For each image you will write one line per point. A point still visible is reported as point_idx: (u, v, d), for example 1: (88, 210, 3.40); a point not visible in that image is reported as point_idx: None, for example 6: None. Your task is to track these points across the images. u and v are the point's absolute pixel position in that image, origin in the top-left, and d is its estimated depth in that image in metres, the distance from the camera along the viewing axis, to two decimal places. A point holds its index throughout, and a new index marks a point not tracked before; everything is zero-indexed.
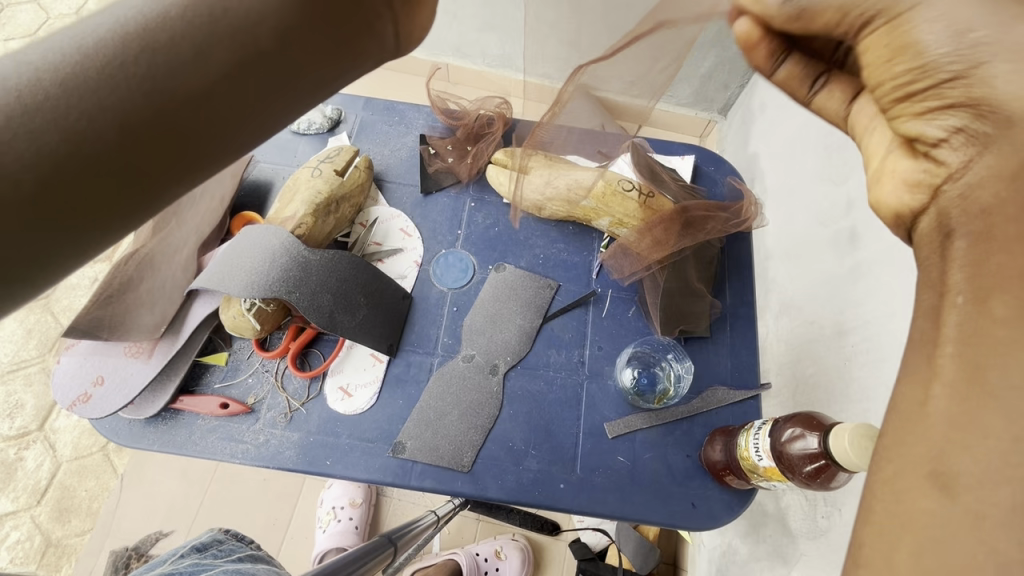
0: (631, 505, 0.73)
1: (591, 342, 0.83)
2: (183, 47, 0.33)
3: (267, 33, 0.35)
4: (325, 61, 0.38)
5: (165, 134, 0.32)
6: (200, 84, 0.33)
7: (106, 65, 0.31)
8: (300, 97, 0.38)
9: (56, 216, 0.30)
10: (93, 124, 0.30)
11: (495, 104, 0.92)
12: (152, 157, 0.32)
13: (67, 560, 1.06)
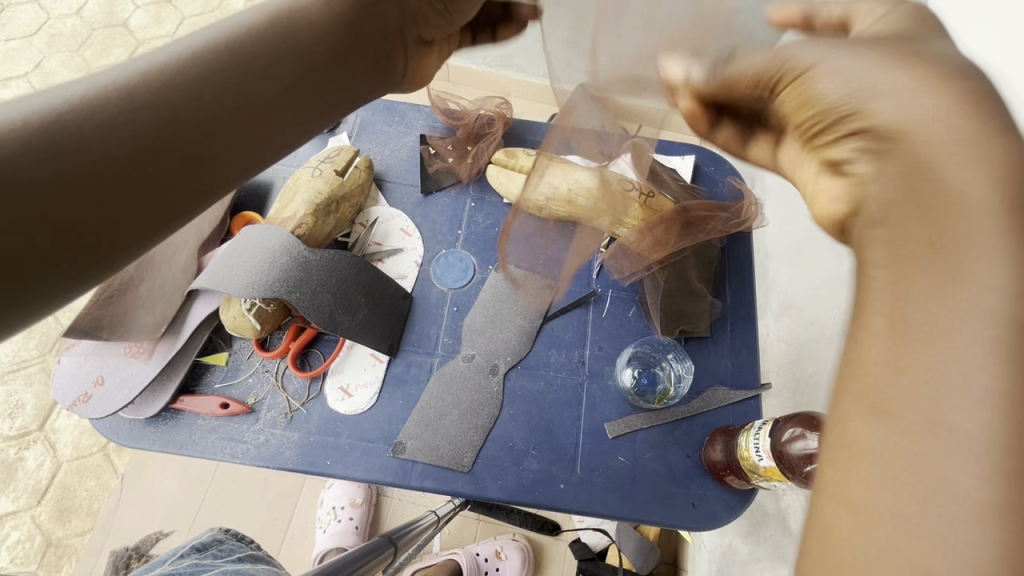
0: (631, 506, 0.73)
1: (591, 342, 0.83)
2: (253, 62, 0.44)
3: (316, 52, 0.47)
4: (352, 81, 0.49)
5: (235, 124, 0.43)
6: (261, 89, 0.45)
7: (186, 75, 0.42)
8: (336, 105, 0.50)
9: (146, 189, 0.40)
10: (182, 122, 0.41)
11: (495, 105, 0.94)
12: (218, 149, 0.43)
13: (68, 560, 1.06)
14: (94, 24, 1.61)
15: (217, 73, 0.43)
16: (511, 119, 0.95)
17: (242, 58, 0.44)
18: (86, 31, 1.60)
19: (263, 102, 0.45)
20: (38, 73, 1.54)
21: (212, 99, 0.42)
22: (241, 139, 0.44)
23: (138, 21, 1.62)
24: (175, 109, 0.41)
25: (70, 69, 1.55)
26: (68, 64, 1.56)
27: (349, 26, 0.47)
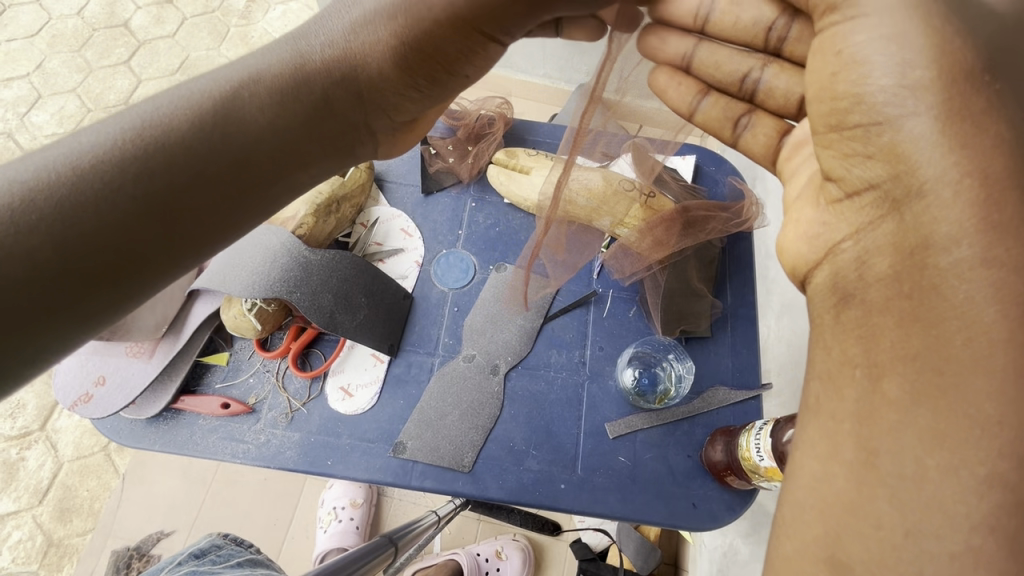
0: (631, 505, 0.73)
1: (591, 342, 0.83)
2: (195, 148, 0.43)
3: (266, 136, 0.46)
4: (308, 162, 0.50)
5: (186, 211, 0.42)
6: (214, 175, 0.43)
7: (123, 168, 0.40)
8: (296, 183, 0.50)
9: (106, 280, 0.39)
10: (143, 214, 0.40)
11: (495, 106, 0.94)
12: (182, 235, 0.42)
13: (69, 559, 1.06)
14: (96, 25, 1.61)
15: (177, 159, 0.42)
16: (512, 120, 0.95)
17: (202, 143, 0.43)
18: (87, 32, 1.60)
19: (229, 184, 0.44)
20: (39, 74, 1.54)
21: (172, 188, 0.41)
22: (208, 219, 0.44)
23: (140, 21, 1.62)
24: (135, 198, 0.40)
25: (71, 70, 1.55)
26: (70, 64, 1.56)
27: (303, 115, 0.48)
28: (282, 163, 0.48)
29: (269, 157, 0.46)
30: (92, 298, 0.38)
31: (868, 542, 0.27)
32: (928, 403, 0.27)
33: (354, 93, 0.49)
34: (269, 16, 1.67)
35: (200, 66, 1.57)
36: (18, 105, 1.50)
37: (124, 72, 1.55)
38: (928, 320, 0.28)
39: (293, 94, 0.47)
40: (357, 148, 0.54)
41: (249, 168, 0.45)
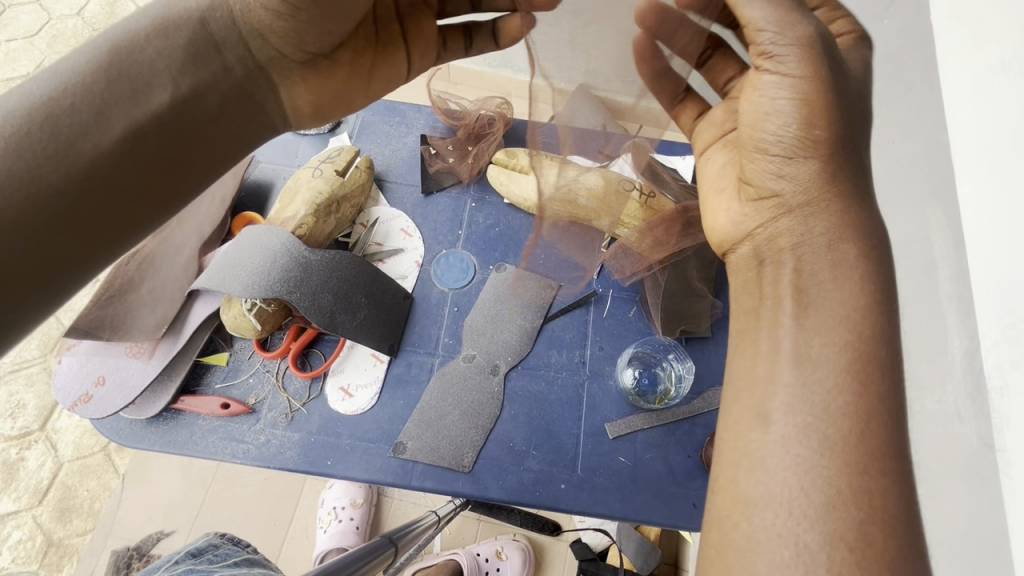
0: (632, 507, 0.72)
1: (591, 342, 0.82)
2: (97, 100, 0.44)
3: (163, 76, 0.46)
4: (220, 101, 0.49)
5: (107, 162, 0.44)
6: (122, 124, 0.44)
7: (37, 127, 0.42)
8: (216, 125, 0.49)
9: (50, 235, 0.42)
10: (64, 168, 0.42)
11: (495, 106, 0.94)
12: (110, 185, 0.44)
13: (69, 559, 1.06)
14: (96, 26, 1.61)
15: (88, 120, 0.43)
16: (512, 120, 0.95)
17: (108, 101, 0.44)
18: (87, 32, 1.60)
19: (145, 139, 0.45)
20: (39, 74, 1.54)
21: (83, 141, 0.43)
22: (136, 177, 0.46)
23: None
24: (52, 161, 0.42)
25: None
26: None
27: (191, 52, 0.46)
28: (192, 112, 0.48)
29: (176, 105, 0.47)
30: (44, 264, 0.42)
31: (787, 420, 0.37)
32: (810, 317, 0.39)
33: (235, 27, 0.47)
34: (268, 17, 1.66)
35: None
36: None
37: None
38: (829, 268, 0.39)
39: (174, 31, 0.46)
40: (262, 98, 0.51)
41: (159, 121, 0.46)
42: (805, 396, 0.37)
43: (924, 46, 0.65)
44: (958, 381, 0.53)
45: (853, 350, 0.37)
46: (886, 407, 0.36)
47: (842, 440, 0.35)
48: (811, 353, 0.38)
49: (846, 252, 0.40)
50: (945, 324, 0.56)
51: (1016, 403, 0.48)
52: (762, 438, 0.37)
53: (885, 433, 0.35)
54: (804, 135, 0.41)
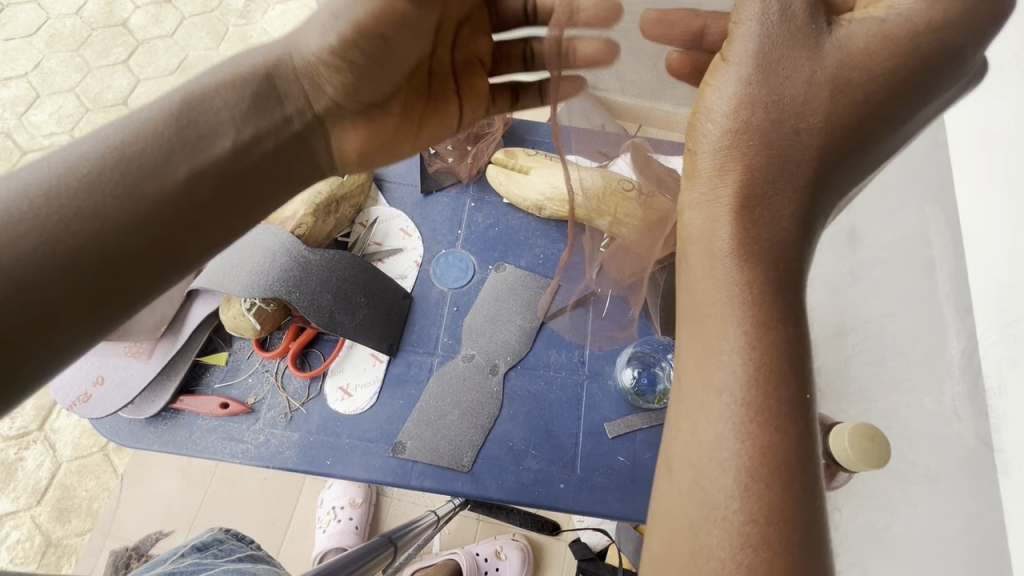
0: (631, 506, 0.73)
1: (581, 339, 0.81)
2: (164, 146, 0.43)
3: (226, 123, 0.46)
4: (277, 143, 0.48)
5: (172, 203, 0.42)
6: (186, 166, 0.43)
7: (107, 173, 0.41)
8: (272, 169, 0.48)
9: (106, 277, 0.39)
10: (130, 210, 0.41)
11: None
12: (171, 227, 0.42)
13: (68, 560, 1.06)
14: (94, 24, 1.61)
15: (154, 163, 0.42)
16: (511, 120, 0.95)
17: (175, 146, 0.43)
18: (86, 31, 1.60)
19: (207, 181, 0.44)
20: (38, 73, 1.54)
21: (149, 184, 0.42)
22: (191, 221, 0.43)
23: (139, 20, 1.62)
24: (118, 204, 0.40)
25: (70, 70, 1.55)
26: (68, 64, 1.56)
27: (253, 101, 0.47)
28: (254, 160, 0.47)
29: (240, 151, 0.46)
30: (85, 308, 0.39)
31: (688, 470, 0.32)
32: (708, 340, 0.33)
33: (300, 83, 0.48)
34: (267, 16, 1.65)
35: (197, 66, 1.56)
36: (17, 105, 1.50)
37: (124, 71, 1.55)
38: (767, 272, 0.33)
39: (241, 85, 0.47)
40: (314, 147, 0.51)
41: (222, 166, 0.45)
42: (690, 449, 0.32)
43: None
44: (956, 381, 0.54)
45: (741, 400, 0.31)
46: (775, 467, 0.30)
47: (724, 502, 0.30)
48: (694, 398, 0.33)
49: (734, 281, 0.33)
50: (943, 324, 0.56)
51: (1014, 401, 0.48)
52: (668, 490, 0.33)
53: (790, 483, 0.30)
54: (758, 104, 0.35)
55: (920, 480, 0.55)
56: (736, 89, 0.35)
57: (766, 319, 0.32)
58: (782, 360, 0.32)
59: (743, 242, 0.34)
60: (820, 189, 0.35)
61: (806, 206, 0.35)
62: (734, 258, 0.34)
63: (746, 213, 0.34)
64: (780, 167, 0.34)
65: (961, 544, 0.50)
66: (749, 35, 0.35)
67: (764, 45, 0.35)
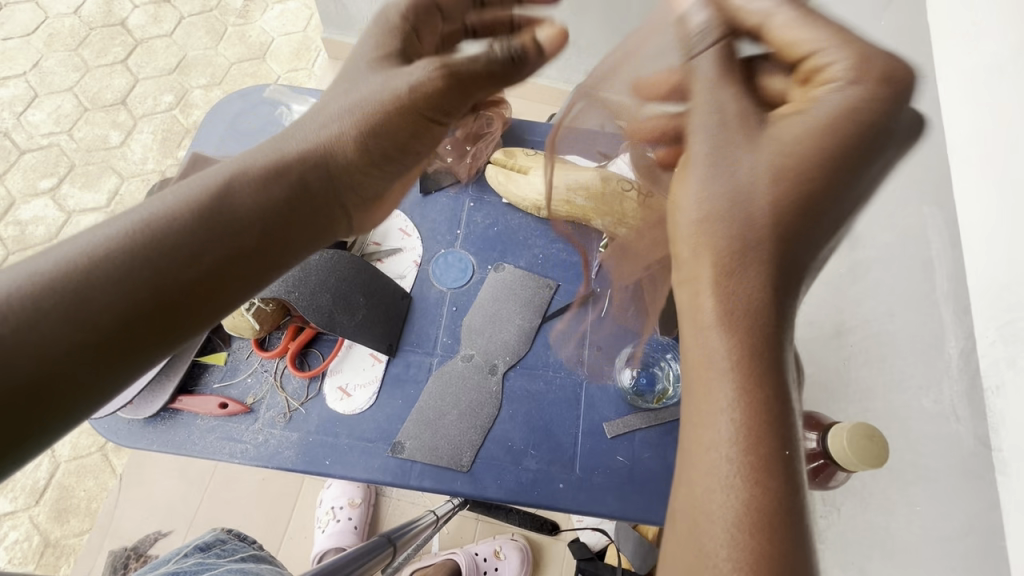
0: (631, 505, 0.73)
1: (580, 338, 0.82)
2: (197, 230, 0.41)
3: (261, 204, 0.43)
4: (311, 225, 0.46)
5: (198, 287, 0.40)
6: (216, 247, 0.41)
7: (136, 255, 0.38)
8: (301, 246, 0.46)
9: (127, 359, 0.38)
10: (157, 296, 0.38)
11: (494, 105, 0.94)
12: (198, 307, 0.40)
13: (65, 560, 1.06)
14: (92, 24, 1.61)
15: (186, 250, 0.40)
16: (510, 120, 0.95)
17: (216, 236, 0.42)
18: (84, 31, 1.59)
19: (235, 261, 0.42)
20: (37, 73, 1.54)
21: (179, 269, 0.39)
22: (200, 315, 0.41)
23: (137, 20, 1.62)
24: (147, 291, 0.38)
25: (68, 69, 1.54)
26: (66, 63, 1.55)
27: (292, 185, 0.45)
28: (282, 249, 0.44)
29: (273, 241, 0.44)
30: (65, 401, 0.35)
31: (695, 517, 0.32)
32: (698, 386, 0.35)
33: (331, 179, 0.46)
34: (266, 16, 1.65)
35: (195, 67, 1.56)
36: (15, 105, 1.50)
37: (122, 71, 1.55)
38: (757, 332, 0.35)
39: (283, 168, 0.45)
40: (339, 231, 0.49)
41: (250, 254, 0.42)
42: (694, 503, 0.33)
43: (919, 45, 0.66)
44: (954, 380, 0.53)
45: (740, 460, 0.32)
46: (769, 524, 0.30)
47: (722, 567, 0.30)
48: (694, 443, 0.34)
49: (730, 345, 0.34)
50: (942, 324, 0.55)
51: (1012, 402, 0.45)
52: (677, 535, 0.33)
53: (782, 525, 0.31)
54: (721, 191, 0.37)
55: (919, 480, 0.56)
56: (698, 185, 0.38)
57: (762, 382, 0.33)
58: (778, 422, 0.33)
59: (731, 302, 0.35)
60: (798, 246, 0.37)
61: (783, 262, 0.36)
62: (721, 313, 0.35)
63: (732, 276, 0.36)
64: (755, 237, 0.36)
65: (960, 543, 0.50)
66: (704, 131, 0.39)
67: (714, 142, 0.39)
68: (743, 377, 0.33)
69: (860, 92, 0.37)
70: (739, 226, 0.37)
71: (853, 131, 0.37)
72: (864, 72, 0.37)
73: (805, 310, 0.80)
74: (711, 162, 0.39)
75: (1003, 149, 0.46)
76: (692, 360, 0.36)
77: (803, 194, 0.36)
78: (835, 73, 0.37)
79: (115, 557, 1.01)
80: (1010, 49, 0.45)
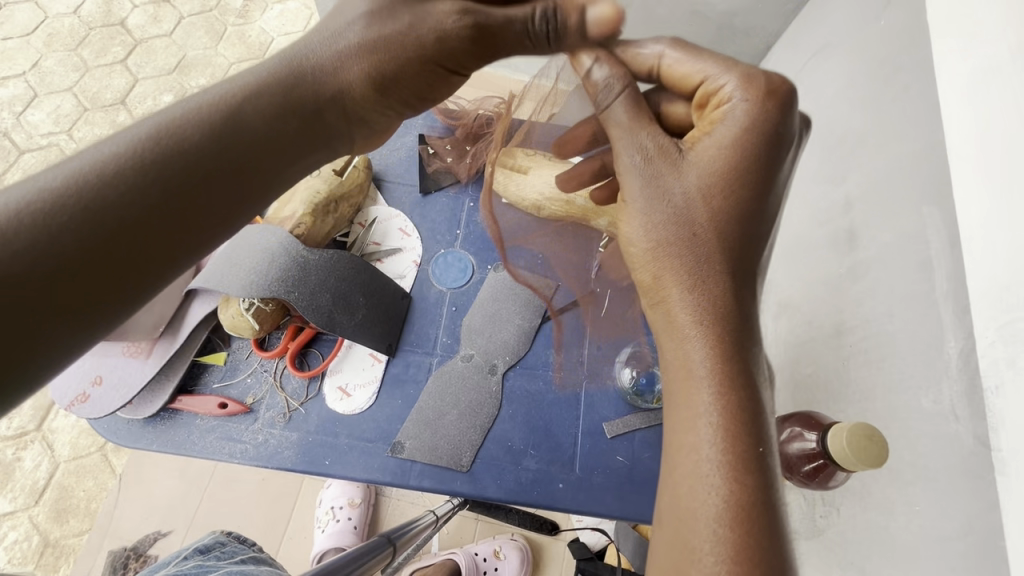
0: (631, 505, 0.73)
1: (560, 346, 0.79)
2: (191, 146, 0.42)
3: (252, 118, 0.45)
4: (299, 142, 0.47)
5: (189, 193, 0.42)
6: (207, 154, 0.43)
7: (132, 169, 0.40)
8: (289, 159, 0.47)
9: (128, 267, 0.40)
10: (153, 206, 0.40)
11: (495, 102, 0.87)
12: (193, 218, 0.42)
13: (65, 560, 1.06)
14: (92, 24, 1.60)
15: (181, 156, 0.42)
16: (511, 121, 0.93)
17: (201, 136, 0.43)
18: (83, 31, 1.59)
19: (226, 172, 0.44)
20: (36, 73, 1.54)
21: (175, 183, 0.41)
22: (203, 210, 0.43)
23: (136, 20, 1.61)
24: (145, 203, 0.40)
25: (66, 69, 1.54)
26: (66, 63, 1.55)
27: (283, 104, 0.46)
28: (274, 146, 0.46)
29: (262, 139, 0.45)
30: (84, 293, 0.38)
31: (682, 514, 0.36)
32: (678, 394, 0.39)
33: (320, 110, 0.47)
34: (266, 16, 1.65)
35: (195, 67, 1.56)
36: (14, 105, 1.50)
37: (122, 71, 1.55)
38: (724, 340, 0.39)
39: (269, 89, 0.46)
40: (335, 138, 0.50)
41: (244, 153, 0.44)
42: (680, 503, 0.37)
43: (919, 44, 0.66)
44: (953, 380, 0.53)
45: (722, 459, 0.36)
46: (750, 513, 0.35)
47: (709, 562, 0.34)
48: (677, 446, 0.38)
49: (707, 352, 0.38)
50: (941, 324, 0.56)
51: (1012, 402, 0.45)
52: (667, 529, 0.37)
53: (758, 515, 0.35)
54: (659, 220, 0.41)
55: (920, 480, 0.55)
56: (642, 220, 0.42)
57: (734, 382, 0.38)
58: (751, 421, 0.37)
59: (699, 318, 0.39)
60: (746, 255, 0.41)
61: (735, 274, 0.41)
62: (695, 326, 0.39)
63: (696, 289, 0.40)
64: (707, 256, 0.40)
65: (960, 543, 0.50)
66: (629, 166, 0.43)
67: (646, 177, 0.42)
68: (716, 383, 0.38)
69: (754, 107, 0.41)
70: (687, 247, 0.41)
71: (768, 145, 0.41)
72: (751, 89, 0.42)
73: (805, 310, 0.80)
74: (644, 196, 0.42)
75: (1002, 147, 0.46)
76: (672, 371, 0.40)
77: (742, 206, 0.41)
78: (727, 93, 0.42)
79: (115, 557, 1.02)
80: (1009, 49, 0.45)
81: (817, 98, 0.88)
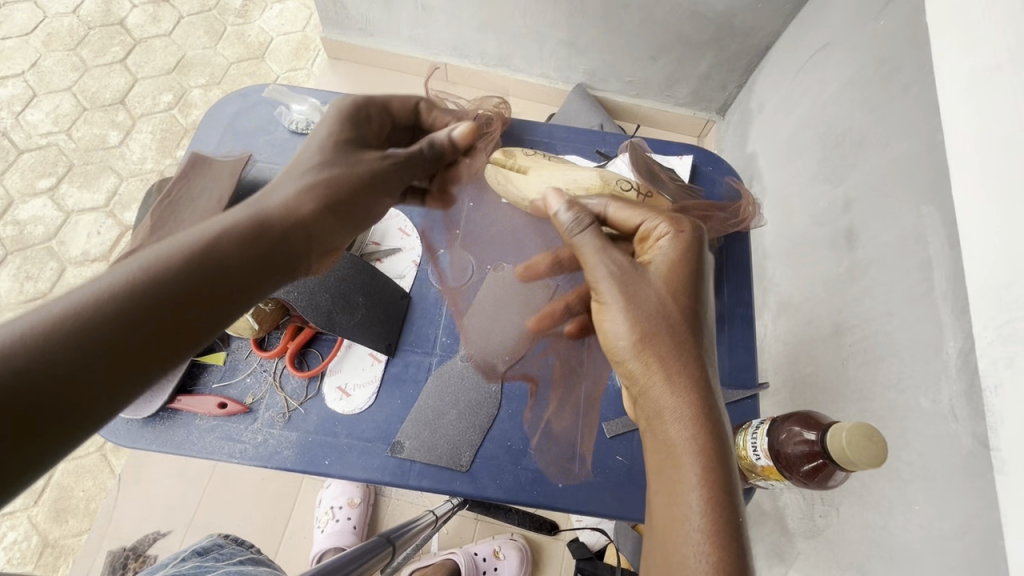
0: (629, 505, 0.73)
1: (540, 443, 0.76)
2: (187, 259, 0.42)
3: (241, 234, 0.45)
4: (285, 251, 0.48)
5: (188, 300, 0.41)
6: (202, 263, 0.42)
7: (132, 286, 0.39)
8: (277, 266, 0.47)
9: (122, 375, 0.37)
10: (152, 319, 0.39)
11: (494, 104, 0.90)
12: (195, 327, 0.41)
13: (65, 560, 1.06)
14: (91, 24, 1.60)
15: (177, 274, 0.41)
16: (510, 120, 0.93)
17: (180, 268, 0.41)
18: (82, 31, 1.59)
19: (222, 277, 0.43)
20: (34, 72, 1.54)
21: (171, 294, 0.40)
22: (172, 338, 0.40)
23: (135, 19, 1.61)
24: (142, 314, 0.39)
25: (65, 69, 1.54)
26: (65, 63, 1.55)
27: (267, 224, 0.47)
28: (260, 263, 0.46)
29: (249, 258, 0.45)
30: (70, 416, 0.35)
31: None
32: (665, 466, 0.45)
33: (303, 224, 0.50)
34: (266, 15, 1.65)
35: (194, 67, 1.56)
36: (13, 104, 1.49)
37: (121, 70, 1.55)
38: (701, 416, 0.45)
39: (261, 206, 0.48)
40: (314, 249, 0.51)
41: (234, 270, 0.44)
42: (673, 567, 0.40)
43: (918, 46, 0.66)
44: (953, 379, 0.53)
45: (705, 526, 0.41)
46: None
47: None
48: (668, 514, 0.43)
49: (685, 431, 0.45)
50: (940, 323, 0.56)
51: (1011, 402, 0.45)
52: None
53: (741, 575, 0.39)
54: (637, 319, 0.50)
55: (918, 482, 0.55)
56: (624, 317, 0.51)
57: (710, 454, 0.43)
58: (728, 494, 0.42)
59: (678, 397, 0.46)
60: (703, 346, 0.50)
61: (701, 361, 0.49)
62: (677, 405, 0.46)
63: (672, 373, 0.47)
64: (679, 346, 0.49)
65: (959, 542, 0.50)
66: (605, 278, 0.53)
67: (620, 287, 0.52)
68: (698, 452, 0.44)
69: (686, 237, 0.55)
70: (660, 337, 0.49)
71: (699, 257, 0.54)
72: (678, 227, 0.56)
73: (805, 310, 0.80)
74: (619, 302, 0.52)
75: (999, 149, 0.46)
76: (659, 443, 0.46)
77: (693, 307, 0.51)
78: (665, 229, 0.56)
79: (114, 557, 1.02)
80: (1007, 49, 0.45)
81: (817, 97, 0.88)
